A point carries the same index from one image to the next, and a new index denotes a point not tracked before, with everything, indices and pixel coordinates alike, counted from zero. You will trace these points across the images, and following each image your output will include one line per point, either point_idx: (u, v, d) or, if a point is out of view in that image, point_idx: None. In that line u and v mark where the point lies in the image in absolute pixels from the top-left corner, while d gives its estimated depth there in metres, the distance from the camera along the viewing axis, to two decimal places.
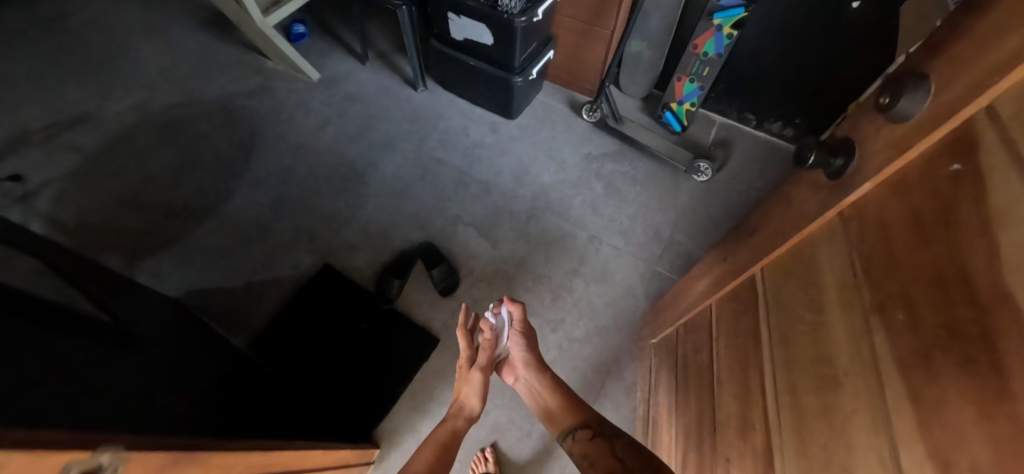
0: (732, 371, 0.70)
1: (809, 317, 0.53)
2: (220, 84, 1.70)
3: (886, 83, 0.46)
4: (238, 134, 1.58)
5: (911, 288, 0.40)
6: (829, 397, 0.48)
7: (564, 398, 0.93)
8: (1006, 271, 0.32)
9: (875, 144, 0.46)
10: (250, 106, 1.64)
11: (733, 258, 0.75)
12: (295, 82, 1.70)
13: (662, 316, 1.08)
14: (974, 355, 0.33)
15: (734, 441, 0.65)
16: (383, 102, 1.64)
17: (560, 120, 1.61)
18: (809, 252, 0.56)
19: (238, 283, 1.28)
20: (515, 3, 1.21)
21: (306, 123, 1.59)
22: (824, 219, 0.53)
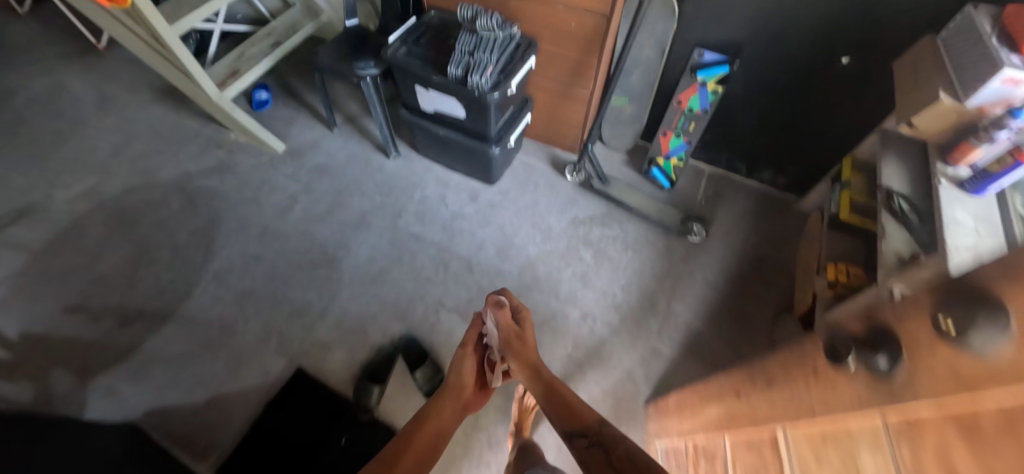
0: None
1: None
2: (177, 163, 1.59)
3: (954, 290, 0.38)
4: (199, 220, 1.46)
5: None
6: None
7: (563, 396, 0.87)
8: None
9: (938, 362, 0.36)
10: (211, 186, 1.53)
11: (750, 400, 0.65)
12: (259, 155, 1.59)
13: (666, 420, 0.99)
14: None
15: None
16: (354, 173, 1.54)
17: (543, 182, 1.53)
18: (846, 449, 0.44)
19: (201, 399, 1.16)
20: (485, 79, 1.12)
21: (272, 203, 1.49)
22: (870, 420, 0.42)
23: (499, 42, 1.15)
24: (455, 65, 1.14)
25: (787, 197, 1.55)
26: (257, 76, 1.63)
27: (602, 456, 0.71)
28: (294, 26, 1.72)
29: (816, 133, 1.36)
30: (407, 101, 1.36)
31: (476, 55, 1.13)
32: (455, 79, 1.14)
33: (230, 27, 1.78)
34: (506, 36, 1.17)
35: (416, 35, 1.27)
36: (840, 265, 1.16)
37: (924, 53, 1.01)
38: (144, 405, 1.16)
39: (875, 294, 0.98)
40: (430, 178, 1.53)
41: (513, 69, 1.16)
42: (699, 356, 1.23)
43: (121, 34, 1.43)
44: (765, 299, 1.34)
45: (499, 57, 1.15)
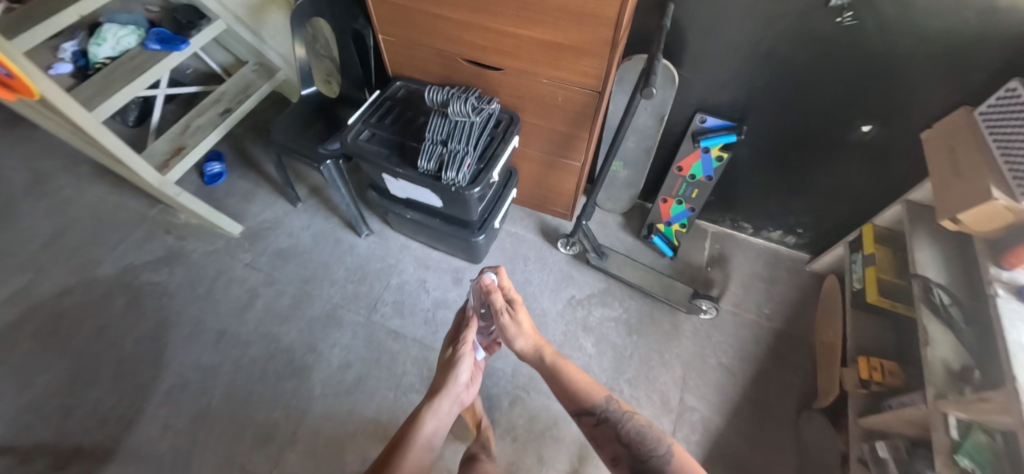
0: None
1: None
2: (118, 254, 1.39)
3: None
4: (145, 325, 1.27)
5: None
6: None
7: (569, 372, 0.91)
8: None
9: None
10: (157, 281, 1.34)
11: None
12: (213, 240, 1.41)
13: None
14: None
15: None
16: (322, 256, 1.37)
17: (533, 256, 1.38)
18: None
19: None
20: (462, 174, 0.95)
21: (229, 299, 1.30)
22: None
23: (475, 127, 1.00)
24: (425, 157, 0.97)
25: (797, 256, 1.43)
26: (207, 148, 1.45)
27: (611, 432, 0.82)
28: (248, 89, 1.54)
29: (830, 195, 1.23)
30: (376, 183, 1.19)
31: (449, 145, 0.98)
32: (427, 173, 0.99)
33: (177, 90, 1.60)
34: (482, 114, 1.01)
35: (380, 113, 1.11)
36: (871, 359, 1.03)
37: (962, 128, 0.89)
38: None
39: (923, 412, 0.86)
40: (407, 258, 1.37)
41: (494, 155, 1.01)
42: (721, 459, 1.10)
43: (33, 116, 1.21)
44: (785, 383, 1.21)
45: (476, 142, 1.00)
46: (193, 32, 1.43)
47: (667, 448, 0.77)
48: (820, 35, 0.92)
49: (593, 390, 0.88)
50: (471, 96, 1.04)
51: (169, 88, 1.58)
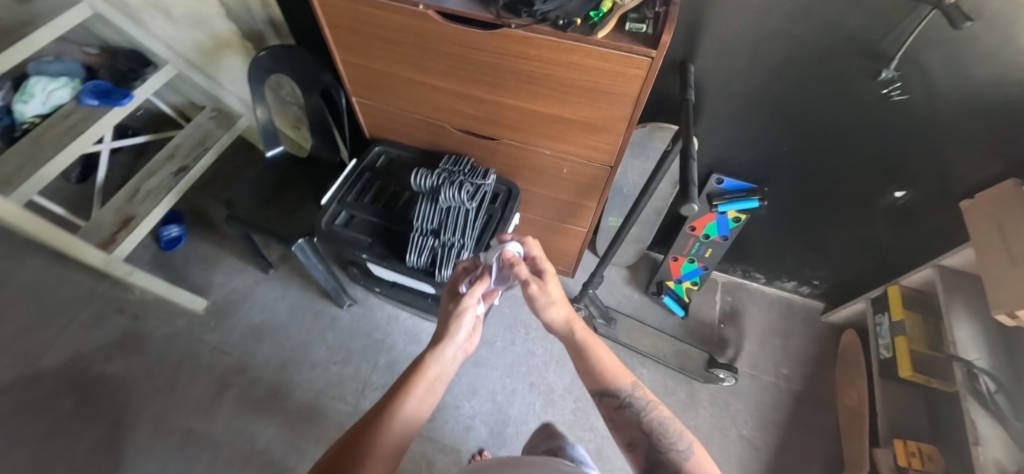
0: None
1: None
2: (61, 341, 1.21)
3: None
4: (97, 428, 1.10)
5: None
6: None
7: (592, 344, 0.72)
8: None
9: None
10: (110, 373, 1.17)
11: None
12: (175, 318, 1.25)
13: None
14: None
15: None
16: (300, 334, 1.23)
17: (532, 324, 1.27)
18: None
19: None
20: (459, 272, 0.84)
21: (195, 390, 1.15)
22: None
23: (471, 213, 0.86)
24: (414, 250, 0.85)
25: (812, 306, 1.35)
26: (162, 215, 1.28)
27: (632, 418, 0.66)
28: (204, 140, 1.36)
29: (852, 250, 1.15)
30: (356, 262, 1.04)
31: (442, 237, 0.85)
32: (416, 267, 0.86)
33: (125, 143, 1.41)
34: (475, 191, 0.88)
35: (357, 188, 0.96)
36: (908, 441, 0.96)
37: (1013, 203, 0.79)
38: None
39: None
40: (396, 331, 1.25)
41: (493, 240, 0.88)
42: None
43: None
44: (811, 455, 1.13)
45: (470, 226, 0.87)
46: (137, 83, 1.25)
47: (697, 449, 0.60)
48: (857, 102, 0.82)
49: (616, 364, 0.71)
50: (462, 171, 0.90)
51: (114, 141, 1.39)
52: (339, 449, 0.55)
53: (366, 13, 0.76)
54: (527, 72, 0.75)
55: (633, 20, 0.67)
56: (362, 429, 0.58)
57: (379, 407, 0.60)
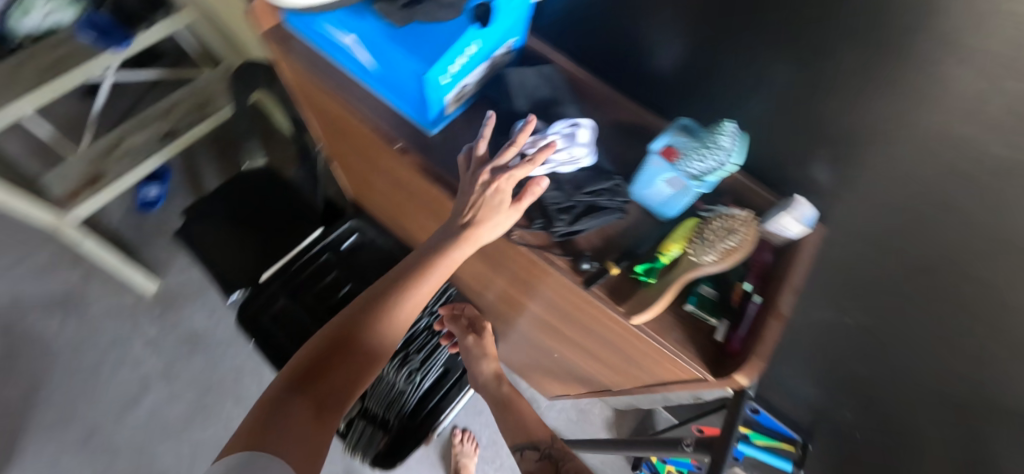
0: None
1: None
2: (8, 278, 1.14)
3: None
4: (13, 388, 1.06)
5: None
6: None
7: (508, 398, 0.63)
8: None
9: None
10: (44, 332, 1.11)
11: None
12: (124, 292, 1.16)
13: None
14: None
15: None
16: (238, 357, 1.12)
17: (481, 429, 1.12)
18: None
19: None
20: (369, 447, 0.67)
21: (117, 383, 1.08)
22: None
23: (404, 382, 0.69)
24: None
25: None
26: (128, 188, 1.17)
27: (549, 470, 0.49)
28: (200, 104, 1.19)
29: None
30: None
31: (366, 400, 0.69)
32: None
33: (128, 76, 1.22)
34: (429, 338, 0.73)
35: (307, 272, 0.79)
36: None
37: None
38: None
39: None
40: None
41: (427, 415, 0.68)
42: None
43: None
44: None
45: (404, 392, 0.69)
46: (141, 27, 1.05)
47: None
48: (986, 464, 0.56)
49: (541, 421, 0.58)
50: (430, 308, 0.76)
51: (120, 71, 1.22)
52: (314, 359, 0.40)
53: (340, 117, 0.54)
54: (523, 278, 0.52)
55: (705, 299, 0.43)
56: (339, 334, 0.41)
57: (367, 305, 0.43)
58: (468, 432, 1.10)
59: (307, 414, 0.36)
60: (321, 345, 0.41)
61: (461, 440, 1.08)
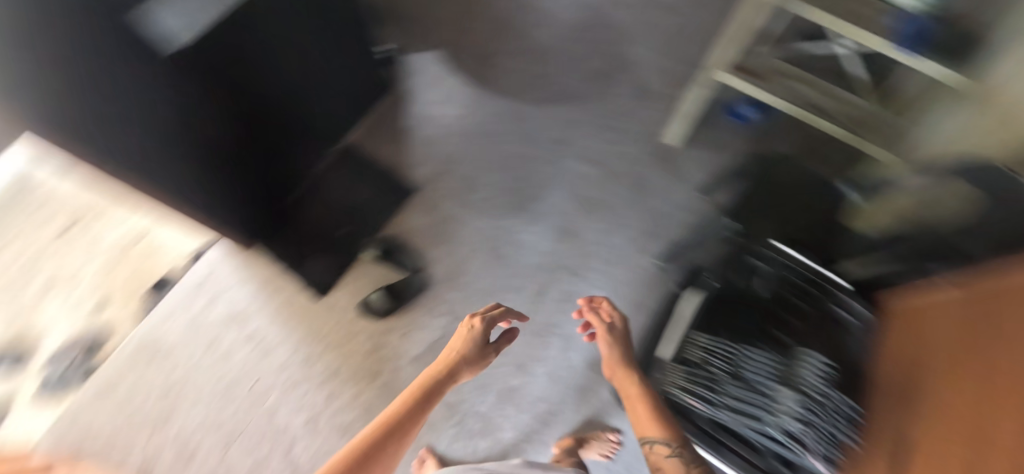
0: None
1: None
2: (651, 56, 1.55)
3: None
4: (580, 89, 1.51)
5: None
6: None
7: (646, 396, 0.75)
8: None
9: None
10: (620, 90, 1.50)
11: None
12: (662, 125, 1.45)
13: None
14: None
15: None
16: (633, 221, 1.33)
17: (620, 460, 1.11)
18: None
19: (403, 122, 1.47)
20: (675, 379, 0.75)
21: (596, 145, 1.43)
22: None
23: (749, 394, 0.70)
24: (705, 339, 0.78)
25: None
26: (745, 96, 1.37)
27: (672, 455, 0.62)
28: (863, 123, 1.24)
29: None
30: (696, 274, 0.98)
31: (712, 364, 0.75)
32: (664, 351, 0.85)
33: (850, 61, 1.31)
34: (803, 400, 0.67)
35: (802, 287, 0.83)
36: None
37: None
38: (400, 92, 1.51)
39: None
40: (626, 305, 1.23)
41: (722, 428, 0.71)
42: None
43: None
44: None
45: (737, 396, 0.70)
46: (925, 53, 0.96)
47: None
48: None
49: None
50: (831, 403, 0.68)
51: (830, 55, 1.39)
52: (380, 432, 0.77)
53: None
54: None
55: None
56: (394, 424, 0.79)
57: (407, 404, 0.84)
58: (616, 446, 1.11)
59: (368, 457, 0.72)
60: (385, 423, 0.79)
61: (607, 440, 1.10)
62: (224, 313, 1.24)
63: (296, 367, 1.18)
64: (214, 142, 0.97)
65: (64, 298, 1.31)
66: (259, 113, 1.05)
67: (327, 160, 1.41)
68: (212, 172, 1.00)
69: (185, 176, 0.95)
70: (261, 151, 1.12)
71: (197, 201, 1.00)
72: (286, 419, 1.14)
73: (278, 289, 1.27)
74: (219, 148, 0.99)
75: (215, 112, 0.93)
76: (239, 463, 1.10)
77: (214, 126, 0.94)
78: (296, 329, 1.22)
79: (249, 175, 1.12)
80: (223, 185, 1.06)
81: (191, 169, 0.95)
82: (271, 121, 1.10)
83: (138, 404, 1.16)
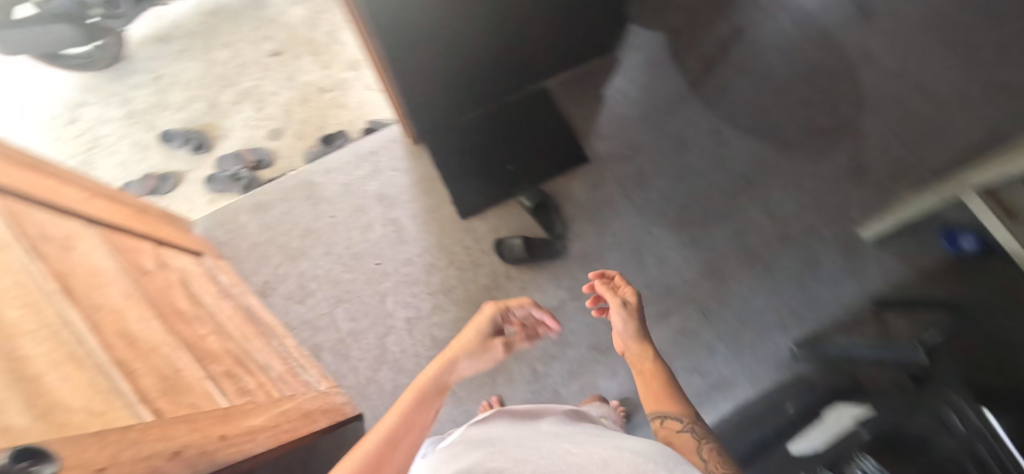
0: (149, 327, 0.75)
1: (45, 348, 0.55)
2: (886, 136, 1.37)
3: None
4: (791, 138, 1.38)
5: (22, 373, 0.49)
6: (18, 297, 0.57)
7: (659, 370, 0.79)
8: (40, 377, 0.51)
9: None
10: (834, 158, 1.35)
11: (120, 427, 0.53)
12: (864, 213, 1.29)
13: (322, 399, 1.01)
14: (36, 343, 0.54)
15: (116, 295, 0.75)
16: (788, 293, 1.22)
17: None
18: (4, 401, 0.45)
19: (600, 92, 1.43)
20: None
21: (782, 201, 1.31)
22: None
23: None
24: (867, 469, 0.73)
25: None
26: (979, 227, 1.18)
27: (688, 443, 0.66)
28: None
29: None
30: (853, 396, 0.92)
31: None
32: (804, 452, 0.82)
33: None
34: None
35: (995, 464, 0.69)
36: None
37: None
38: (610, 62, 1.47)
39: None
40: (741, 370, 1.16)
41: None
42: None
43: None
44: None
45: None
46: None
47: None
48: None
49: None
50: None
51: None
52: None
53: None
54: None
55: None
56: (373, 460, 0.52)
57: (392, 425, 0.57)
58: None
59: None
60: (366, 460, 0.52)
61: None
62: (376, 189, 1.30)
63: (418, 267, 1.23)
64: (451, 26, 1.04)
65: (254, 113, 1.47)
66: (497, 18, 1.11)
67: (522, 94, 1.41)
68: (436, 52, 1.09)
69: (416, 44, 1.04)
70: (478, 55, 1.18)
71: (411, 70, 1.10)
72: (391, 308, 1.20)
73: (428, 191, 1.31)
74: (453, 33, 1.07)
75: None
76: (340, 324, 1.19)
77: (460, 9, 1.02)
78: (432, 235, 1.26)
79: (460, 73, 1.19)
80: (436, 68, 1.14)
81: (423, 40, 1.04)
82: (501, 31, 1.15)
83: (282, 231, 1.27)
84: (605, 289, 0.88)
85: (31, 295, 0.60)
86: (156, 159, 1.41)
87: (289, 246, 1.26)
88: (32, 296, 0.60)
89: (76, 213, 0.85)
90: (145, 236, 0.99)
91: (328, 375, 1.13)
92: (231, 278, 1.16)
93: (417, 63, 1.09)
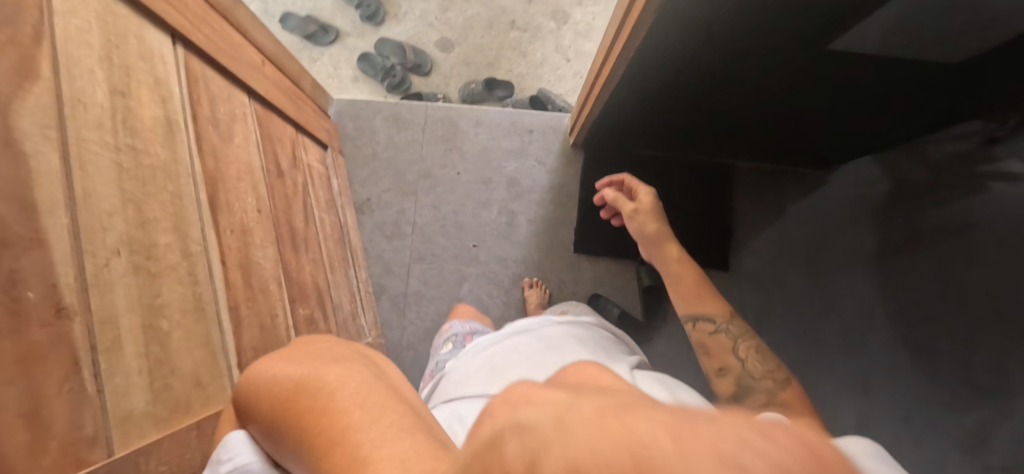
0: (265, 250, 0.72)
1: (180, 282, 0.52)
2: None
3: None
4: None
5: (154, 325, 0.47)
6: (171, 209, 0.54)
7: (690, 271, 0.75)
8: (167, 330, 0.48)
9: (122, 377, 0.42)
10: None
11: (203, 404, 0.51)
12: None
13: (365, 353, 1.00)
14: (174, 273, 0.51)
15: (249, 203, 0.71)
16: None
17: None
18: (130, 373, 0.43)
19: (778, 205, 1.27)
20: None
21: None
22: (117, 402, 0.41)
23: None
24: None
25: None
26: None
27: (725, 344, 0.66)
28: None
29: None
30: None
31: None
32: None
33: None
34: None
35: None
36: None
37: None
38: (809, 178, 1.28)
39: None
40: None
41: None
42: None
43: None
44: None
45: None
46: None
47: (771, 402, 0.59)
48: None
49: None
50: None
51: None
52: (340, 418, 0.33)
53: None
54: None
55: None
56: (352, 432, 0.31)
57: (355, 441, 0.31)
58: None
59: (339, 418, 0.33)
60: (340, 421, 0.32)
61: None
62: (511, 171, 1.20)
63: (507, 272, 1.17)
64: (693, 79, 0.88)
65: (436, 10, 1.32)
66: (743, 92, 0.93)
67: (703, 159, 1.26)
68: (658, 91, 0.93)
69: (644, 79, 0.89)
70: (694, 110, 1.01)
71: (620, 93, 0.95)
72: (462, 294, 1.16)
73: (557, 203, 1.20)
74: (689, 84, 0.90)
75: (738, 62, 0.81)
76: (412, 280, 1.17)
77: (716, 70, 0.84)
78: (537, 249, 1.18)
79: (665, 114, 1.03)
80: (647, 101, 0.98)
81: (655, 78, 0.88)
82: (736, 102, 0.97)
83: (406, 158, 1.20)
84: (616, 197, 0.84)
85: (184, 205, 0.56)
86: (323, 5, 1.30)
87: (403, 179, 1.19)
88: (181, 205, 0.55)
89: (247, 82, 0.78)
90: (291, 115, 0.93)
91: (377, 322, 1.13)
92: (341, 184, 1.12)
93: (633, 91, 0.93)
